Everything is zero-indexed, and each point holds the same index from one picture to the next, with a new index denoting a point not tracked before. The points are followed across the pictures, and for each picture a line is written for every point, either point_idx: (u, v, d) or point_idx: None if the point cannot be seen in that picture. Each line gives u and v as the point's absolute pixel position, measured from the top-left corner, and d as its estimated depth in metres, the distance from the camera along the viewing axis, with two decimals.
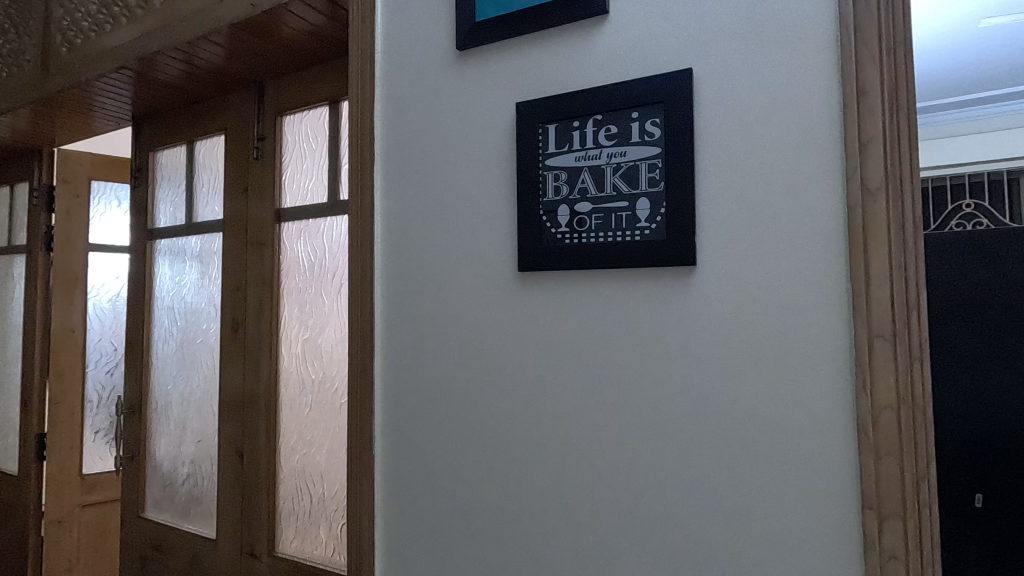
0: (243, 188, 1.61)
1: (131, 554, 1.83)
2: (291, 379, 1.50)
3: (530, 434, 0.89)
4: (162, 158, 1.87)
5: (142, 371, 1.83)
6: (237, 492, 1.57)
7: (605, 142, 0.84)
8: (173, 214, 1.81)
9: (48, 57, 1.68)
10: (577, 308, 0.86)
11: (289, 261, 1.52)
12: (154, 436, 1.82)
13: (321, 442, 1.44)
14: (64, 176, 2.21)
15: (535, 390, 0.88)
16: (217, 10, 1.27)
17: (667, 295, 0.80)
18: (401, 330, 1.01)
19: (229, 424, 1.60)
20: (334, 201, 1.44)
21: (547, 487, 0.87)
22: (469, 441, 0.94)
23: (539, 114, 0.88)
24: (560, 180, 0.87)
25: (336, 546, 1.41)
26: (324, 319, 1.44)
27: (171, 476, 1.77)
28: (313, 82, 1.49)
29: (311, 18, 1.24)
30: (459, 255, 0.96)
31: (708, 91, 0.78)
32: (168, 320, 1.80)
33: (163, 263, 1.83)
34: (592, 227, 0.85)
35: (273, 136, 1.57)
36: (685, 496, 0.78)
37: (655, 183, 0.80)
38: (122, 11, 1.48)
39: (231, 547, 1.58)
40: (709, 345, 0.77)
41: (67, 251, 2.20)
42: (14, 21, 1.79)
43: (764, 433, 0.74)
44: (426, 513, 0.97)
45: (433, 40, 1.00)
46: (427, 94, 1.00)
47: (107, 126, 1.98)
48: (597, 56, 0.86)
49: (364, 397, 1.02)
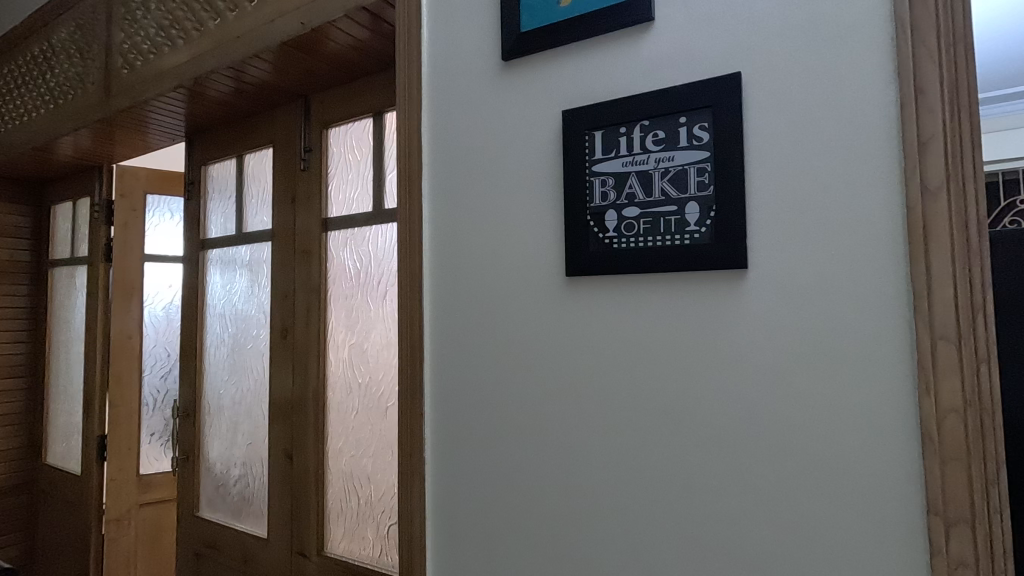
0: (290, 199, 1.67)
1: (186, 552, 1.91)
2: (338, 383, 1.55)
3: (579, 435, 0.90)
4: (214, 171, 1.96)
5: (195, 375, 1.91)
6: (287, 493, 1.62)
7: (653, 147, 0.85)
8: (224, 224, 1.89)
9: (109, 79, 1.78)
10: (626, 311, 0.87)
11: (335, 268, 1.57)
12: (207, 438, 1.89)
13: (369, 444, 1.48)
14: (122, 190, 2.33)
15: (583, 392, 0.90)
16: (269, 29, 1.33)
17: (717, 297, 0.80)
18: (449, 333, 1.04)
19: (279, 427, 1.65)
20: (379, 210, 1.48)
21: (596, 488, 0.88)
22: (518, 444, 0.95)
23: (585, 121, 0.90)
24: (607, 185, 0.88)
25: (383, 547, 1.44)
26: (370, 324, 1.48)
27: (223, 476, 1.83)
28: (358, 96, 1.54)
29: (357, 33, 1.29)
30: (506, 261, 0.98)
31: (758, 94, 0.78)
32: (220, 327, 1.87)
33: (215, 272, 1.90)
34: (640, 232, 0.85)
35: (319, 148, 1.62)
36: (738, 499, 0.78)
37: (704, 187, 0.81)
38: (179, 34, 1.56)
39: (282, 547, 1.63)
40: (761, 347, 0.77)
41: (125, 262, 2.31)
42: (78, 46, 1.91)
43: (821, 435, 0.73)
44: (475, 512, 0.99)
45: (478, 52, 1.03)
46: (473, 104, 1.03)
47: (161, 143, 2.08)
48: (644, 62, 0.86)
49: (414, 399, 1.05)
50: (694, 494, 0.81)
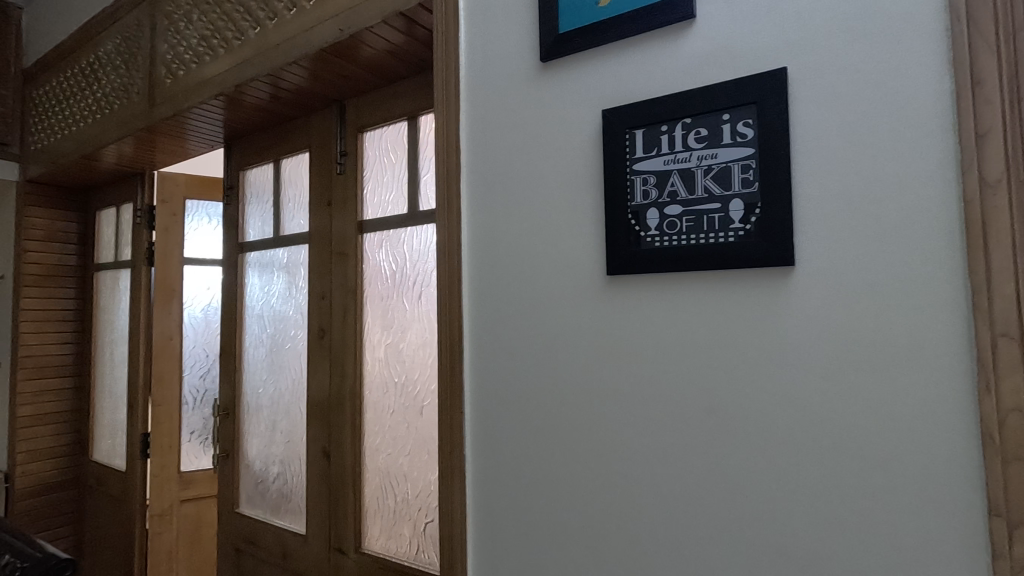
0: (327, 202, 1.71)
1: (227, 547, 1.96)
2: (375, 383, 1.58)
3: (622, 434, 0.90)
4: (252, 176, 2.01)
5: (234, 375, 1.96)
6: (325, 490, 1.65)
7: (695, 145, 0.84)
8: (262, 228, 1.94)
9: (153, 88, 1.84)
10: (668, 310, 0.87)
11: (371, 269, 1.60)
12: (246, 435, 1.94)
13: (405, 442, 1.50)
14: (163, 196, 2.41)
15: (626, 391, 0.90)
16: (308, 37, 1.37)
17: (763, 295, 0.80)
18: (488, 332, 1.05)
19: (316, 426, 1.69)
20: (414, 212, 1.50)
21: (640, 487, 0.88)
22: (559, 442, 0.96)
23: (626, 120, 0.90)
24: (648, 184, 0.88)
25: (421, 545, 1.46)
26: (406, 323, 1.50)
27: (263, 474, 1.88)
28: (392, 99, 1.56)
29: (393, 39, 1.31)
30: (545, 260, 0.99)
31: (805, 89, 0.77)
32: (258, 327, 1.92)
33: (253, 274, 1.95)
34: (683, 230, 0.85)
35: (354, 152, 1.65)
36: (786, 499, 0.77)
37: (748, 184, 0.80)
38: (220, 44, 1.61)
39: (319, 544, 1.67)
40: (810, 345, 0.76)
41: (166, 265, 2.39)
42: (124, 57, 1.98)
43: (873, 434, 0.72)
44: (515, 509, 1.00)
45: (516, 53, 1.04)
46: (512, 106, 1.04)
47: (200, 149, 2.14)
48: (685, 60, 0.86)
49: (453, 398, 1.07)
50: (740, 493, 0.81)
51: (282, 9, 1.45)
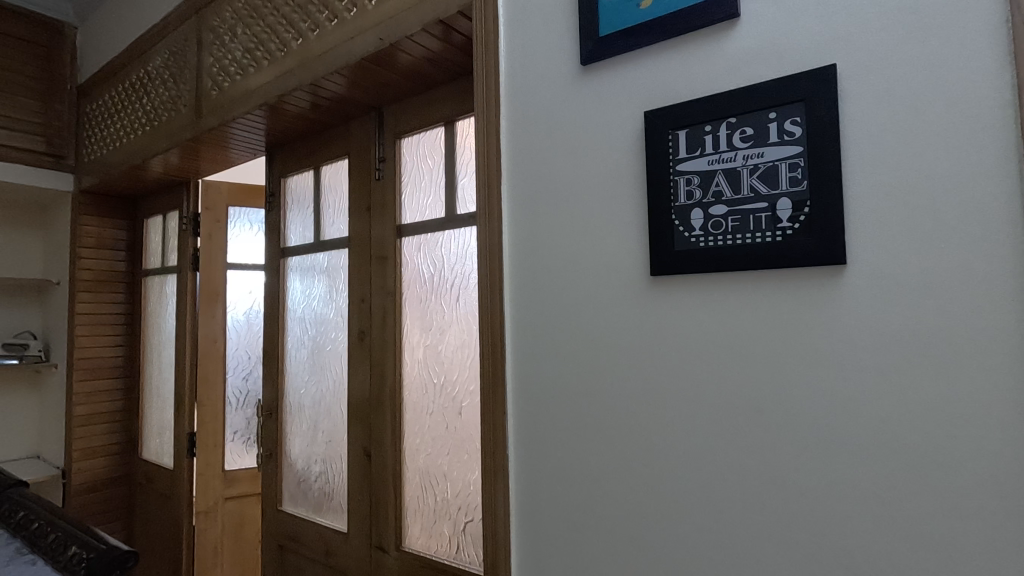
0: (366, 207, 1.75)
1: (270, 543, 2.01)
2: (414, 384, 1.60)
3: (667, 434, 0.90)
4: (292, 183, 2.07)
5: (277, 376, 2.02)
6: (366, 489, 1.69)
7: (741, 144, 0.84)
8: (303, 233, 1.99)
9: (199, 100, 1.92)
10: (715, 310, 0.87)
11: (409, 272, 1.63)
12: (289, 435, 1.99)
13: (444, 442, 1.52)
14: (207, 204, 2.50)
15: (671, 391, 0.90)
16: (349, 47, 1.41)
17: (813, 294, 0.79)
18: (530, 332, 1.06)
19: (357, 426, 1.73)
20: (452, 215, 1.52)
21: (686, 488, 0.88)
22: (604, 442, 0.97)
23: (669, 121, 0.90)
24: (692, 184, 0.89)
25: (461, 544, 1.48)
26: (445, 325, 1.53)
27: (305, 473, 1.93)
28: (430, 105, 1.59)
29: (431, 46, 1.34)
30: (588, 261, 0.99)
31: (855, 85, 0.76)
32: (300, 329, 1.97)
33: (295, 278, 2.01)
34: (728, 230, 0.85)
35: (392, 157, 1.69)
36: (841, 500, 0.77)
37: (797, 182, 0.80)
38: (264, 55, 1.67)
39: (361, 541, 1.70)
40: (863, 344, 0.75)
41: (210, 270, 2.47)
42: (171, 70, 2.06)
43: (930, 435, 0.71)
44: (559, 508, 1.01)
45: (556, 57, 1.05)
46: (552, 110, 1.05)
47: (242, 157, 2.21)
48: (729, 60, 0.86)
49: (495, 398, 1.09)
50: (790, 493, 0.80)
51: (323, 19, 1.49)
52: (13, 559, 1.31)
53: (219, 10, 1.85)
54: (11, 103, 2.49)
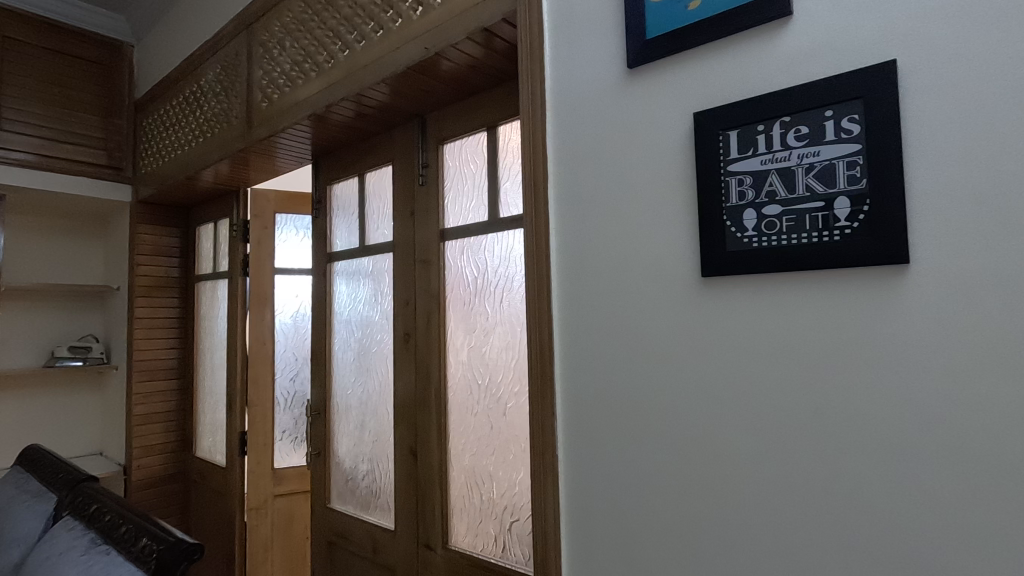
0: (410, 212, 1.79)
1: (319, 539, 2.08)
2: (459, 385, 1.63)
3: (719, 435, 0.90)
4: (338, 190, 2.13)
5: (325, 377, 2.08)
6: (412, 489, 1.73)
7: (795, 143, 0.83)
8: (348, 238, 2.05)
9: (250, 112, 2.00)
10: (769, 310, 0.86)
11: (453, 275, 1.66)
12: (336, 435, 2.05)
13: (490, 443, 1.54)
14: (256, 211, 2.59)
15: (724, 393, 0.90)
16: (394, 57, 1.45)
17: (872, 295, 0.78)
18: (578, 334, 1.07)
19: (403, 427, 1.77)
20: (495, 219, 1.55)
21: (741, 489, 0.88)
22: (656, 443, 0.97)
23: (719, 122, 0.90)
24: (744, 184, 0.88)
25: (507, 544, 1.49)
26: (489, 327, 1.55)
27: (352, 471, 1.98)
28: (472, 111, 1.61)
29: (474, 53, 1.36)
30: (636, 263, 1.00)
31: (915, 81, 0.75)
32: (346, 331, 2.03)
33: (341, 282, 2.07)
34: (782, 231, 0.84)
35: (435, 163, 1.72)
36: (903, 504, 0.75)
37: (855, 180, 0.78)
38: (312, 67, 1.73)
39: (408, 539, 1.74)
40: (925, 345, 0.74)
41: (259, 274, 2.57)
42: (223, 84, 2.16)
43: (1004, 438, 0.69)
44: (609, 508, 1.02)
45: (602, 61, 1.06)
46: (599, 113, 1.06)
47: (289, 166, 2.29)
48: (782, 59, 0.86)
49: (544, 399, 1.10)
50: (849, 495, 0.79)
51: (369, 31, 1.54)
52: (89, 548, 1.38)
53: (268, 25, 1.92)
54: (75, 119, 2.64)
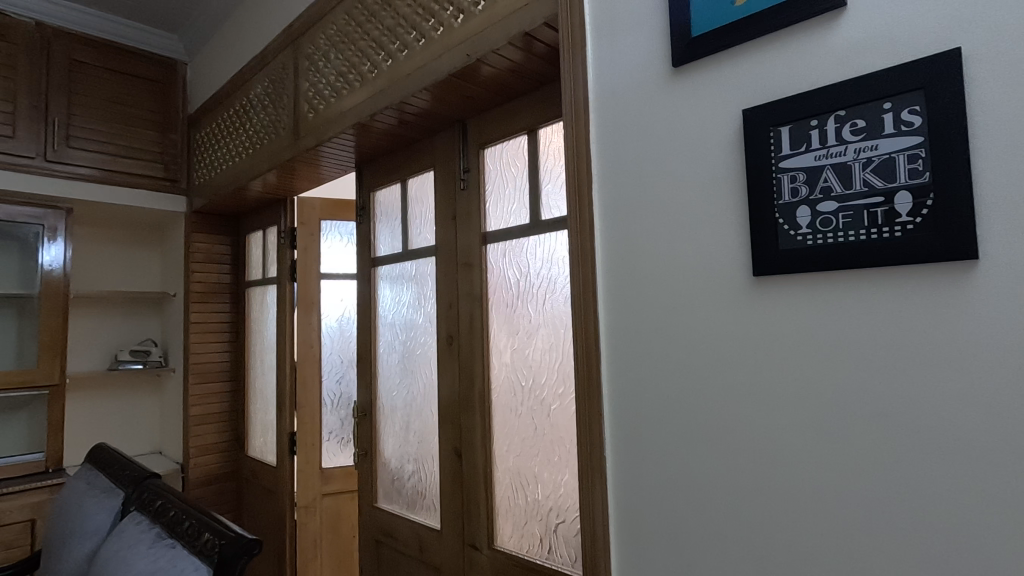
0: (452, 216, 1.81)
1: (367, 537, 2.12)
2: (503, 386, 1.64)
3: (773, 437, 0.88)
4: (381, 196, 2.18)
5: (370, 379, 2.13)
6: (458, 489, 1.75)
7: (851, 138, 0.81)
8: (392, 243, 2.10)
9: (297, 122, 2.07)
10: (825, 309, 0.84)
11: (495, 278, 1.68)
12: (382, 435, 2.10)
13: (535, 445, 1.55)
14: (302, 219, 2.68)
15: (778, 394, 0.88)
16: (436, 65, 1.48)
17: (936, 292, 0.75)
18: (626, 333, 1.07)
19: (447, 428, 1.79)
20: (537, 221, 1.55)
21: (798, 492, 0.86)
22: (707, 445, 0.96)
23: (770, 118, 0.89)
24: (797, 181, 0.86)
25: (553, 546, 1.50)
26: (532, 329, 1.56)
27: (398, 471, 2.02)
28: (512, 115, 1.63)
29: (515, 58, 1.38)
30: (685, 263, 0.99)
31: (981, 69, 0.72)
32: (391, 334, 2.07)
33: (385, 286, 2.12)
34: (839, 228, 0.82)
35: (476, 167, 1.75)
36: (972, 510, 0.72)
37: (917, 174, 0.76)
38: (356, 78, 1.78)
39: (454, 539, 1.76)
40: (995, 344, 0.71)
41: (306, 279, 2.65)
42: (271, 97, 2.24)
43: None
44: (660, 510, 1.01)
45: (646, 60, 1.05)
46: (643, 112, 1.05)
47: (333, 174, 2.36)
48: (837, 51, 0.83)
49: (591, 399, 1.10)
50: (914, 500, 0.76)
51: (412, 40, 1.57)
52: (156, 542, 1.45)
53: (314, 38, 1.99)
54: (134, 135, 2.79)
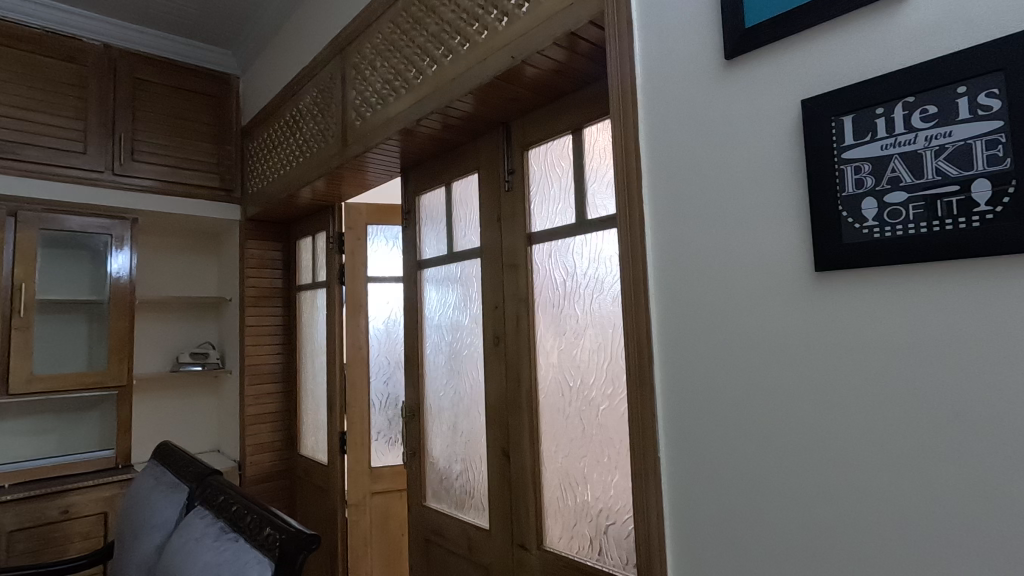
0: (497, 218, 1.82)
1: (416, 536, 2.16)
2: (550, 386, 1.64)
3: (839, 439, 0.85)
4: (426, 200, 2.22)
5: (418, 380, 2.16)
6: (506, 490, 1.76)
7: (921, 125, 0.78)
8: (437, 246, 2.13)
9: (345, 130, 2.13)
10: (894, 304, 0.81)
11: (541, 279, 1.68)
12: (430, 435, 2.13)
13: (583, 445, 1.54)
14: (350, 224, 2.76)
15: (844, 391, 0.85)
16: (481, 68, 1.50)
17: (1019, 286, 0.71)
18: (679, 333, 1.05)
19: (495, 428, 1.81)
20: (583, 221, 1.55)
21: (867, 494, 0.83)
22: (768, 446, 0.93)
23: (832, 107, 0.85)
24: (863, 171, 0.83)
25: (603, 548, 1.48)
26: (580, 329, 1.55)
27: (447, 471, 2.05)
28: (556, 115, 1.63)
29: (560, 58, 1.38)
30: (741, 260, 0.97)
31: None
32: (437, 336, 2.10)
33: (431, 288, 2.15)
34: (909, 219, 0.78)
35: (521, 168, 1.75)
36: None
37: (997, 160, 0.72)
38: (402, 85, 1.82)
39: (503, 539, 1.77)
40: None
41: (354, 282, 2.72)
42: (319, 106, 2.31)
43: None
44: (717, 512, 0.99)
45: (697, 53, 1.04)
46: (695, 107, 1.03)
47: (379, 180, 2.41)
48: (903, 35, 0.80)
49: (643, 399, 1.09)
50: (997, 505, 0.72)
51: (456, 45, 1.59)
52: (220, 535, 1.52)
53: (360, 47, 2.04)
54: (192, 148, 2.94)
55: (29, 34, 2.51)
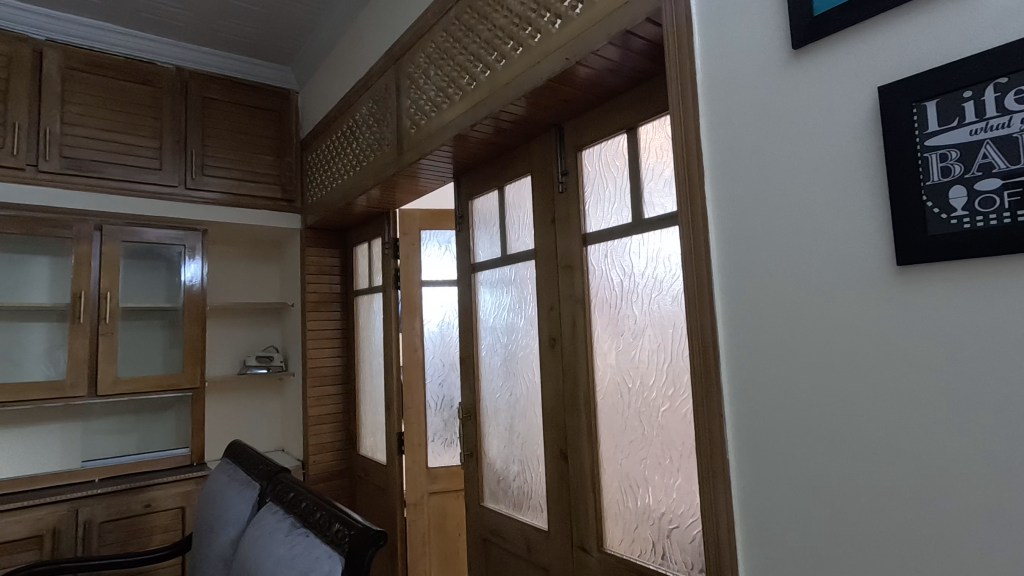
0: (551, 220, 1.83)
1: (475, 535, 2.18)
2: (610, 389, 1.63)
3: (925, 440, 0.81)
4: (479, 204, 2.25)
5: (473, 383, 2.19)
6: (564, 491, 1.75)
7: (1016, 106, 0.73)
8: (490, 249, 2.15)
9: (399, 138, 2.19)
10: (987, 297, 0.75)
11: (597, 280, 1.67)
12: (486, 437, 2.15)
13: (644, 447, 1.52)
14: (404, 230, 2.83)
15: (930, 392, 0.80)
16: (535, 71, 1.51)
17: None
18: (747, 334, 1.02)
19: (552, 429, 1.81)
20: (640, 220, 1.53)
21: (957, 500, 0.78)
22: (846, 448, 0.89)
23: (912, 93, 0.81)
24: (950, 159, 0.78)
25: (666, 554, 1.45)
26: (639, 330, 1.53)
27: (504, 472, 2.06)
28: (611, 114, 1.62)
29: (615, 56, 1.37)
30: (814, 256, 0.93)
31: None
32: (492, 338, 2.12)
33: (485, 291, 2.18)
34: (1004, 207, 0.73)
35: (575, 169, 1.75)
36: None
37: None
38: (455, 91, 1.86)
39: (562, 541, 1.76)
40: None
41: (409, 286, 2.79)
42: (375, 117, 2.39)
43: None
44: (791, 516, 0.96)
45: (761, 45, 1.01)
46: (761, 99, 1.01)
47: (432, 186, 2.46)
48: (991, 13, 0.75)
49: (710, 400, 1.07)
50: None
51: (509, 49, 1.61)
52: (292, 530, 1.58)
53: (413, 57, 2.09)
54: (256, 161, 3.09)
55: (111, 61, 2.72)
